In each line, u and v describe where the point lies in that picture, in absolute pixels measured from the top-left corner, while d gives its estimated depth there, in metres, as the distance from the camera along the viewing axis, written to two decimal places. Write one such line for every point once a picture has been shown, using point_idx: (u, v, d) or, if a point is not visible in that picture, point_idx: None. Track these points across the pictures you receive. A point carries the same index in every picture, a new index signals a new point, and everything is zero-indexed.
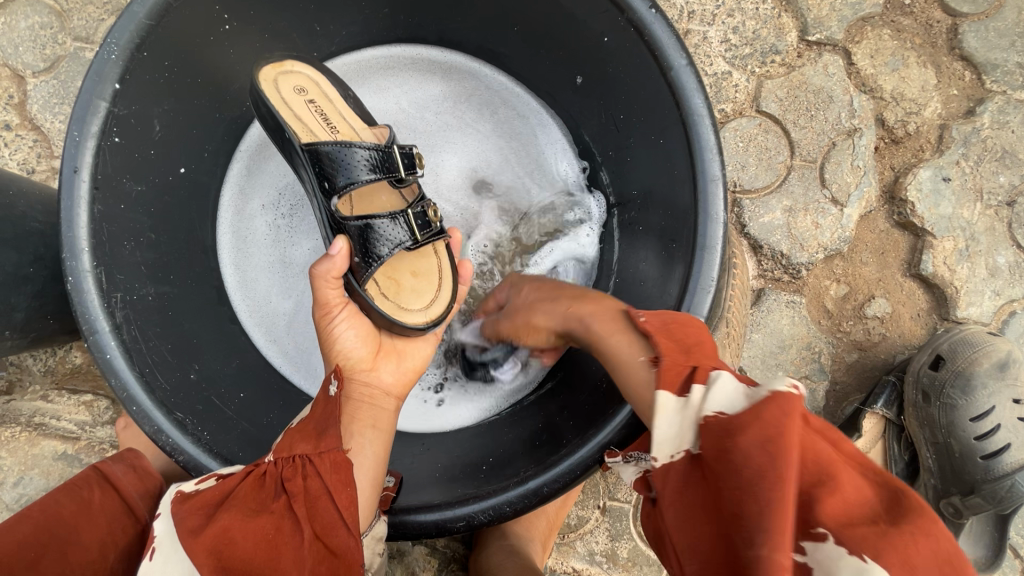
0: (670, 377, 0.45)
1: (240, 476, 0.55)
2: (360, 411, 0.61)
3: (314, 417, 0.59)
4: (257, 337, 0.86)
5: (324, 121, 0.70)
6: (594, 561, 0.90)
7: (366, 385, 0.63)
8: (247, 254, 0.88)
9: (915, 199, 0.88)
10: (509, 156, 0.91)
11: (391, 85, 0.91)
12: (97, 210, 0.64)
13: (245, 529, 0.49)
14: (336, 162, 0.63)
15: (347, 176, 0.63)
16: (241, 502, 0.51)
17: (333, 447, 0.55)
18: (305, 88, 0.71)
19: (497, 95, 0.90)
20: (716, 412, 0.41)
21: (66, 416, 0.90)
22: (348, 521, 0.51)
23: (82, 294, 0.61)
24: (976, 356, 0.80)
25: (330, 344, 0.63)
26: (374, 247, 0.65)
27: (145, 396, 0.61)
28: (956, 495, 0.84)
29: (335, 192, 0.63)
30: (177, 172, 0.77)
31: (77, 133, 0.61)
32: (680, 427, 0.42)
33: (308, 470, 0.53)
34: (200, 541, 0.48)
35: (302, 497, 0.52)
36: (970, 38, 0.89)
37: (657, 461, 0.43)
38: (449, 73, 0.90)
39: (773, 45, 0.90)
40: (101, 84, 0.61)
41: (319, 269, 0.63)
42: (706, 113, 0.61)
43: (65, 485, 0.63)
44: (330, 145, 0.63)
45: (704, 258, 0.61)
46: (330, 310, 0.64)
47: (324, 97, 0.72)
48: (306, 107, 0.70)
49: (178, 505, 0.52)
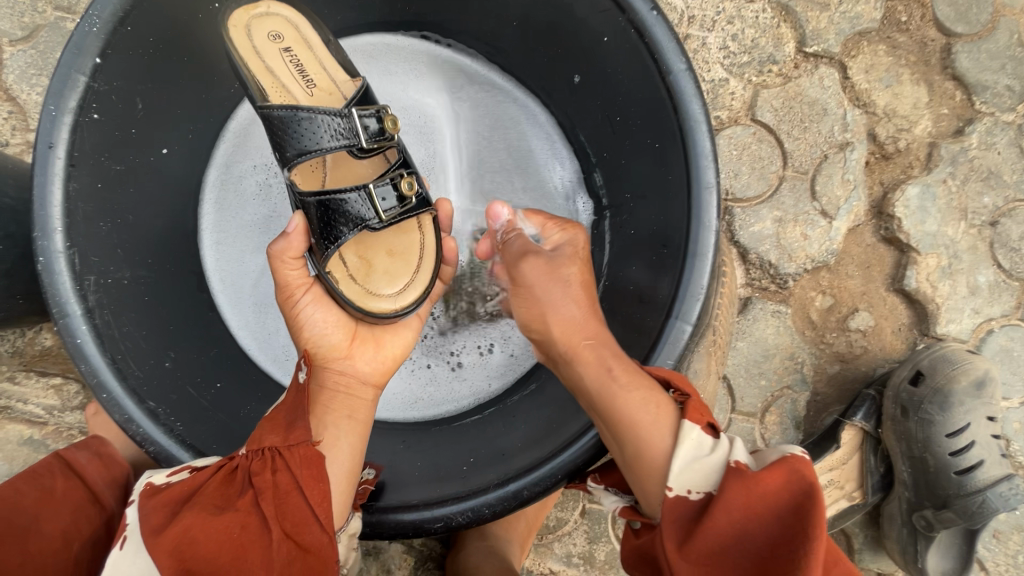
0: (693, 420, 0.55)
1: (212, 469, 0.53)
2: (335, 401, 0.59)
3: (284, 406, 0.58)
4: (232, 320, 0.83)
5: (300, 74, 0.68)
6: (571, 563, 0.90)
7: (342, 374, 0.61)
8: (229, 212, 0.85)
9: (903, 214, 0.89)
10: (517, 165, 0.90)
11: (408, 75, 0.89)
12: (73, 188, 0.61)
13: (207, 528, 0.48)
14: (291, 128, 0.61)
15: (296, 147, 0.62)
16: (208, 499, 0.50)
17: (303, 440, 0.53)
18: (281, 34, 0.68)
19: (514, 104, 0.89)
20: (738, 464, 0.51)
21: (34, 400, 0.87)
22: (321, 517, 0.51)
23: (53, 275, 0.59)
24: (955, 374, 0.82)
25: (300, 330, 0.62)
26: (333, 226, 0.61)
27: (117, 383, 0.59)
28: (929, 508, 0.84)
29: (286, 163, 0.62)
30: (158, 153, 0.74)
31: (54, 107, 0.58)
32: (698, 470, 0.52)
33: (277, 464, 0.52)
34: (161, 542, 0.47)
35: (270, 494, 0.50)
36: (963, 59, 0.90)
37: (672, 491, 0.52)
38: (468, 72, 0.89)
39: (771, 54, 0.90)
40: (81, 57, 0.59)
41: (274, 249, 0.61)
42: (703, 119, 0.60)
43: (26, 473, 0.61)
44: (281, 109, 0.61)
45: (695, 265, 0.60)
46: (292, 292, 0.62)
47: (304, 46, 0.68)
48: (281, 56, 0.67)
49: (146, 500, 0.51)
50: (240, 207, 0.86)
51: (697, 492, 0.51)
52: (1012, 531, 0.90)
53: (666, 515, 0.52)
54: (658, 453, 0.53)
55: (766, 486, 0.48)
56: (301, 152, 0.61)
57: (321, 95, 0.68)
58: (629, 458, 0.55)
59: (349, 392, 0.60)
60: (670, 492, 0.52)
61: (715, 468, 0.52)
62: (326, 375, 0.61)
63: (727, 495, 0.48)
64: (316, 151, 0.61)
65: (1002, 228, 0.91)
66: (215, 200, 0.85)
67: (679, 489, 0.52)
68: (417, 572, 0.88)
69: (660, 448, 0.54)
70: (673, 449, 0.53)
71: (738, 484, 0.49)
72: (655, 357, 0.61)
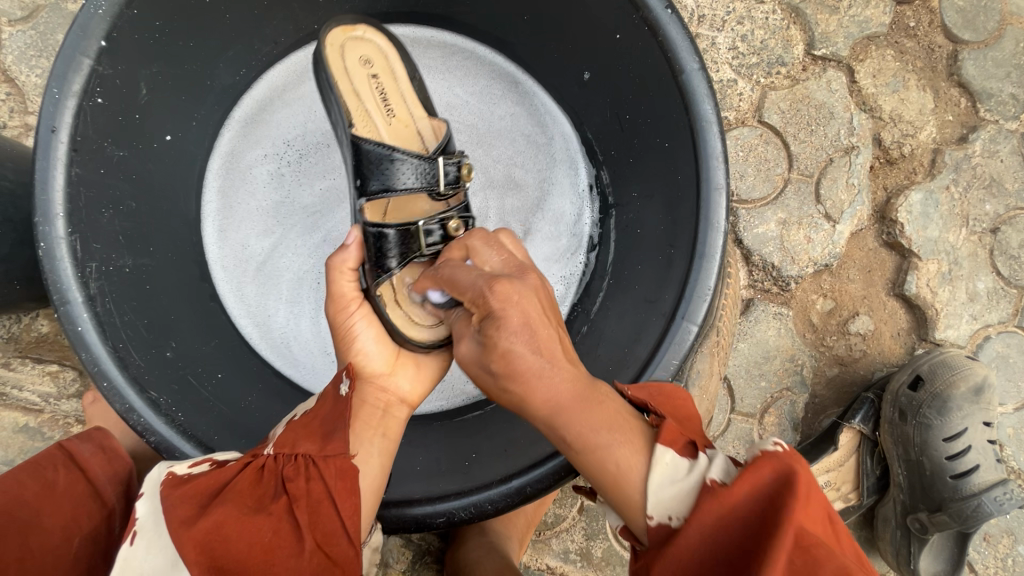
0: (671, 436, 0.47)
1: (238, 468, 0.53)
2: (371, 416, 0.58)
3: (320, 413, 0.56)
4: (232, 306, 0.82)
5: (382, 102, 0.68)
6: (568, 559, 0.90)
7: (383, 390, 0.59)
8: (232, 197, 0.84)
9: (905, 219, 0.90)
10: (530, 176, 0.88)
11: (432, 71, 0.88)
12: (76, 173, 0.60)
13: (240, 528, 0.47)
14: (376, 163, 0.62)
15: (382, 182, 0.62)
16: (240, 496, 0.49)
17: (340, 452, 0.52)
18: (372, 61, 0.69)
19: (533, 106, 0.87)
20: (715, 476, 0.43)
21: (29, 387, 0.86)
22: (351, 530, 0.50)
23: (54, 261, 0.58)
24: (954, 379, 0.83)
25: (347, 342, 0.60)
26: (384, 256, 0.62)
27: (118, 372, 0.59)
28: (923, 511, 0.85)
29: (364, 194, 0.63)
30: (162, 140, 0.73)
31: (56, 90, 0.57)
32: (675, 489, 0.44)
33: (311, 472, 0.51)
34: (191, 534, 0.46)
35: (304, 501, 0.50)
36: (969, 66, 0.91)
37: (652, 519, 0.44)
38: (497, 73, 0.87)
39: (779, 56, 0.90)
40: (86, 39, 0.58)
41: (333, 260, 0.61)
42: (715, 120, 0.61)
43: (28, 464, 0.61)
44: (375, 146, 0.62)
45: (702, 266, 0.61)
46: (345, 305, 0.61)
47: (391, 76, 0.69)
48: (367, 81, 0.68)
49: (171, 490, 0.50)
50: (250, 196, 0.84)
51: (678, 518, 0.43)
52: (1001, 534, 0.91)
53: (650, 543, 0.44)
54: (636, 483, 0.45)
55: (737, 495, 0.41)
56: (381, 188, 0.62)
57: (398, 126, 0.69)
58: (605, 489, 0.47)
59: (387, 409, 0.59)
60: (650, 520, 0.44)
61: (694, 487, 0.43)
62: (366, 390, 0.59)
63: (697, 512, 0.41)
64: (396, 190, 0.62)
65: (1002, 235, 0.92)
66: (218, 185, 0.83)
67: (659, 517, 0.44)
68: (415, 565, 0.88)
69: (634, 474, 0.45)
70: (647, 476, 0.45)
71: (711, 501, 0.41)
72: (659, 358, 0.62)
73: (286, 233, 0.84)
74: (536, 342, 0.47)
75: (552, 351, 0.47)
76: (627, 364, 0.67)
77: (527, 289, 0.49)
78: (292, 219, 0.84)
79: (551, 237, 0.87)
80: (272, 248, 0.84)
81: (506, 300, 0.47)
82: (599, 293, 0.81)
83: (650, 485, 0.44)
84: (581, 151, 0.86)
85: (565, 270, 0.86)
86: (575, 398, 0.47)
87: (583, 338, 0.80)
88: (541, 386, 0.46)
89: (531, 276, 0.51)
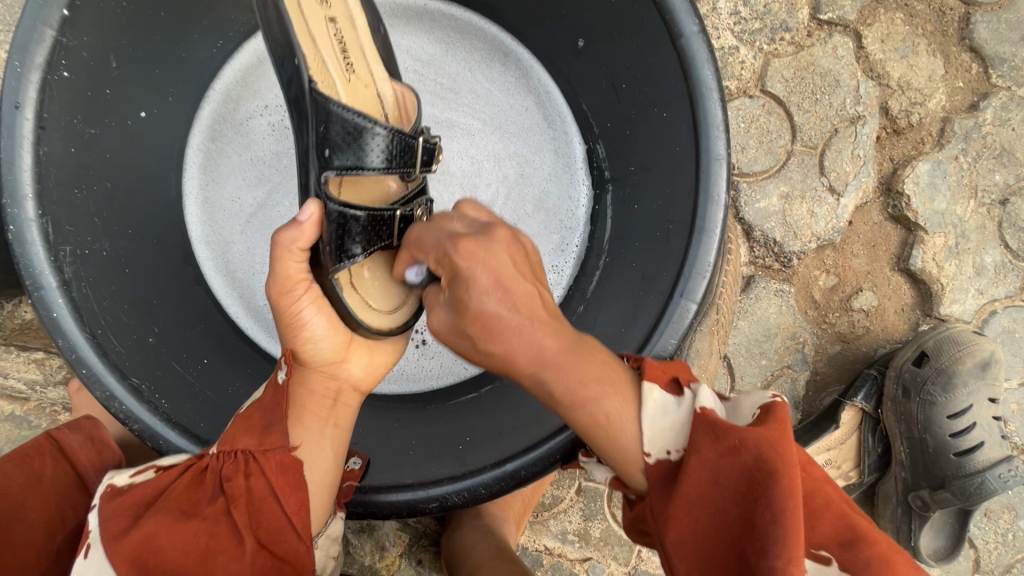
0: (654, 373, 0.47)
1: (178, 471, 0.52)
2: (309, 402, 0.56)
3: (262, 404, 0.54)
4: (217, 286, 0.80)
5: (342, 56, 0.58)
6: (566, 540, 0.90)
7: (331, 378, 0.57)
8: (216, 174, 0.81)
9: (912, 192, 0.87)
10: (539, 158, 0.85)
11: (448, 49, 0.84)
12: (44, 152, 0.57)
13: (170, 536, 0.47)
14: (346, 132, 0.53)
15: (355, 159, 0.53)
16: (175, 503, 0.49)
17: (279, 446, 0.51)
18: (327, 0, 0.56)
19: (527, 79, 0.83)
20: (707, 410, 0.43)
21: (15, 375, 0.85)
22: (297, 526, 0.50)
23: (24, 245, 0.56)
24: (960, 355, 0.82)
25: (296, 330, 0.55)
26: (350, 240, 0.55)
27: (97, 359, 0.57)
28: (925, 488, 0.85)
29: (332, 167, 0.53)
30: (137, 116, 0.70)
31: (18, 63, 0.54)
32: (671, 424, 0.44)
33: (250, 468, 0.51)
34: (123, 547, 0.46)
35: (243, 500, 0.49)
36: (982, 29, 0.86)
37: (650, 457, 0.44)
38: (487, 43, 0.83)
39: (783, 21, 0.85)
40: (47, 8, 0.54)
41: (282, 237, 0.52)
42: (715, 86, 0.58)
43: (16, 454, 0.59)
44: (345, 112, 0.52)
45: (702, 241, 0.59)
46: (292, 287, 0.54)
47: (349, 25, 0.58)
48: (326, 28, 0.55)
49: (107, 502, 0.50)
50: (244, 180, 0.82)
51: (676, 453, 0.43)
52: (1002, 510, 0.91)
53: (649, 484, 0.44)
54: (627, 430, 0.44)
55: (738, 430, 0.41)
56: (349, 165, 0.53)
57: (358, 84, 0.60)
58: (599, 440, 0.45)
59: (337, 397, 0.57)
60: (647, 458, 0.44)
61: (685, 420, 0.44)
62: (312, 378, 0.56)
63: (699, 449, 0.41)
64: (368, 169, 0.54)
65: (1012, 207, 0.89)
66: (201, 160, 0.80)
67: (657, 453, 0.44)
68: (412, 549, 0.87)
69: (626, 428, 0.44)
70: (639, 418, 0.45)
71: (710, 439, 0.41)
72: (657, 337, 0.60)
73: (280, 211, 0.82)
74: (511, 300, 0.45)
75: (532, 308, 0.45)
76: (624, 344, 0.65)
77: (493, 246, 0.47)
78: (280, 198, 0.81)
79: (547, 215, 0.85)
80: (261, 226, 0.82)
81: (471, 256, 0.46)
82: (596, 271, 0.79)
83: (643, 420, 0.44)
84: (574, 124, 0.83)
85: (565, 247, 0.84)
86: (563, 350, 0.45)
87: (579, 319, 0.77)
88: (523, 344, 0.44)
89: (498, 231, 0.49)
